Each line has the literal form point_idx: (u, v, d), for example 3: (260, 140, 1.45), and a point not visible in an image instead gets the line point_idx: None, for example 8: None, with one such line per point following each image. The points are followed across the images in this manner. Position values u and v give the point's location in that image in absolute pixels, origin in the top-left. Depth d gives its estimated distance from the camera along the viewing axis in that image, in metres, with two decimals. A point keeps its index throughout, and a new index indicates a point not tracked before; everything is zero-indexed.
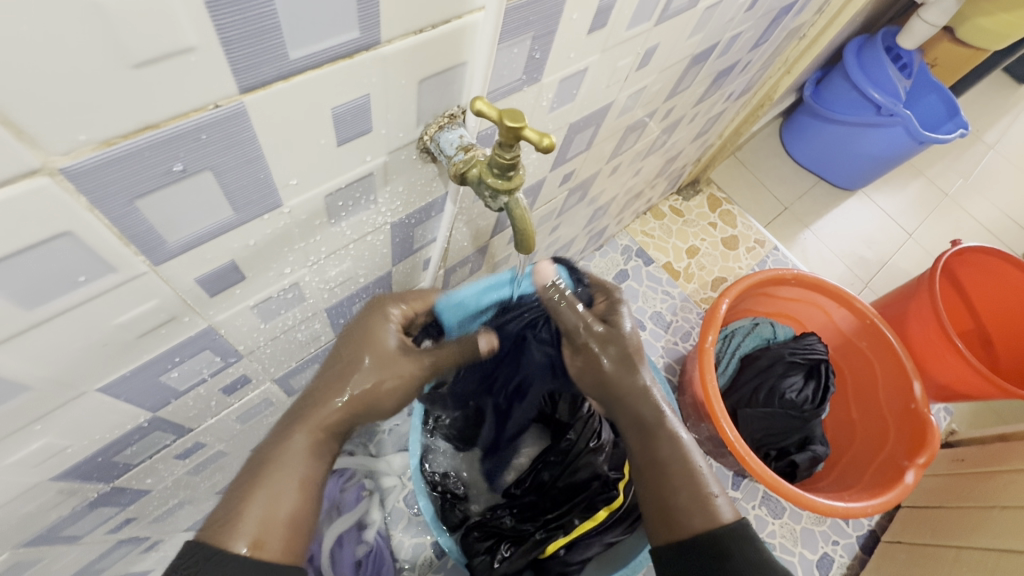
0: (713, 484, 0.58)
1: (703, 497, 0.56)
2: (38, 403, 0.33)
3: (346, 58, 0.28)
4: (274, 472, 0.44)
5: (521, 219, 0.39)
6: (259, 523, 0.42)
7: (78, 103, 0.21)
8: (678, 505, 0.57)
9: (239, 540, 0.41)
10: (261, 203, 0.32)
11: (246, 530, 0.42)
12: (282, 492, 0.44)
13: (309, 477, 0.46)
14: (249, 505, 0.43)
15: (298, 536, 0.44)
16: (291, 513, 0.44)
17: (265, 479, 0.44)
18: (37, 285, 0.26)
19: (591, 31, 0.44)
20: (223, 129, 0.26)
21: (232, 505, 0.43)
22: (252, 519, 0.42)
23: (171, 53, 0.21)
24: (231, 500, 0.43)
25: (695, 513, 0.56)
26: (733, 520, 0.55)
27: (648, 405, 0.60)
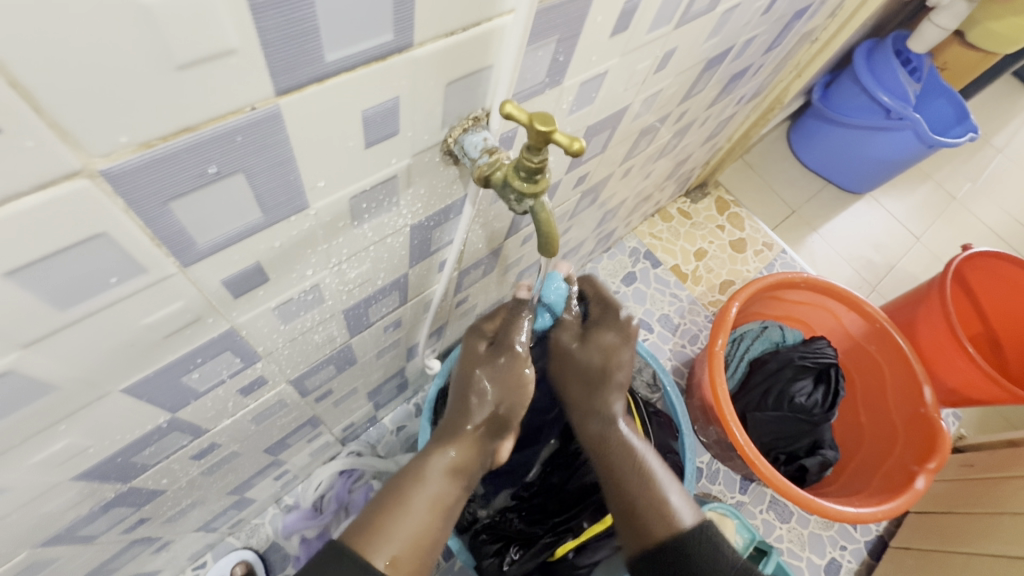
0: (669, 489, 0.62)
1: (662, 504, 0.60)
2: (63, 403, 0.33)
3: (379, 60, 0.28)
4: (413, 497, 0.53)
5: (546, 223, 0.39)
6: (402, 544, 0.50)
7: (120, 104, 0.21)
8: (640, 509, 0.61)
9: (381, 556, 0.48)
10: (289, 204, 0.32)
11: (389, 547, 0.49)
12: (418, 518, 0.52)
13: (438, 504, 0.54)
14: (391, 524, 0.50)
15: (423, 560, 0.52)
16: (423, 536, 0.52)
17: (406, 503, 0.52)
18: (69, 286, 0.26)
19: (613, 34, 0.44)
20: (257, 131, 0.26)
21: (372, 522, 0.50)
22: (394, 539, 0.50)
23: (212, 55, 0.21)
24: (376, 517, 0.51)
25: (655, 521, 0.59)
26: (694, 522, 0.59)
27: (599, 419, 0.67)
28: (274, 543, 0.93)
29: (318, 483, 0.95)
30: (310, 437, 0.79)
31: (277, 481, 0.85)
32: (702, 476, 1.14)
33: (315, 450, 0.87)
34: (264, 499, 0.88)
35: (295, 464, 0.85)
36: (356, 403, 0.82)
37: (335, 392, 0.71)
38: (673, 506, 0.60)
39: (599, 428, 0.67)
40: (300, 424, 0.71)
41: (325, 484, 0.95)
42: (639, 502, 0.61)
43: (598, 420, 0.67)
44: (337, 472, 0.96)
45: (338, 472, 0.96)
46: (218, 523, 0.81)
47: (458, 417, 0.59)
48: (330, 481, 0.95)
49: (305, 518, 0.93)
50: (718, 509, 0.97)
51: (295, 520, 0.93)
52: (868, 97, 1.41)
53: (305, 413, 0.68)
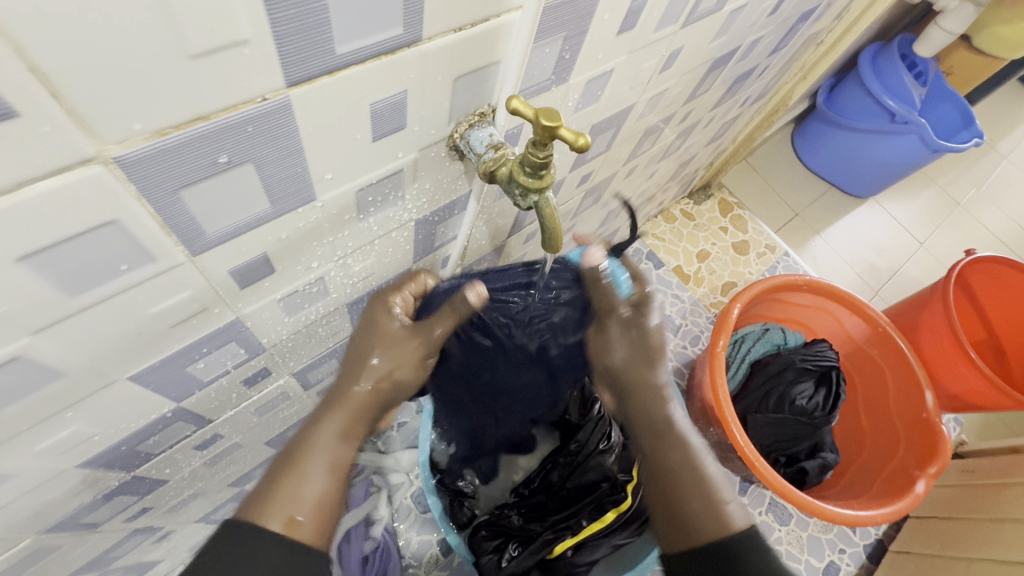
0: (723, 490, 0.54)
1: (712, 504, 0.53)
2: (70, 390, 0.34)
3: (388, 54, 0.28)
4: (311, 449, 0.43)
5: (551, 218, 0.39)
6: (302, 504, 0.40)
7: (133, 91, 0.21)
8: (688, 513, 0.53)
9: (276, 519, 0.39)
10: (297, 196, 0.32)
11: (281, 507, 0.39)
12: (320, 469, 0.42)
13: (345, 450, 0.44)
14: (286, 479, 0.41)
15: (334, 517, 0.42)
16: (327, 490, 0.42)
17: (305, 454, 0.42)
18: (80, 273, 0.27)
19: (620, 33, 0.44)
20: (267, 122, 0.26)
21: (266, 484, 0.41)
22: (287, 496, 0.40)
23: (225, 45, 0.22)
24: (267, 482, 0.41)
25: (703, 521, 0.52)
26: (745, 527, 0.52)
27: (661, 404, 0.59)
28: None
29: None
30: None
31: None
32: None
33: None
34: None
35: None
36: None
37: None
38: (726, 501, 0.53)
39: (663, 417, 0.59)
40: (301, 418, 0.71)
41: None
42: (689, 506, 0.53)
43: (656, 409, 0.59)
44: None
45: None
46: (218, 515, 0.82)
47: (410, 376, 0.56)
48: None
49: None
50: None
51: None
52: (873, 101, 1.41)
53: (307, 406, 0.69)
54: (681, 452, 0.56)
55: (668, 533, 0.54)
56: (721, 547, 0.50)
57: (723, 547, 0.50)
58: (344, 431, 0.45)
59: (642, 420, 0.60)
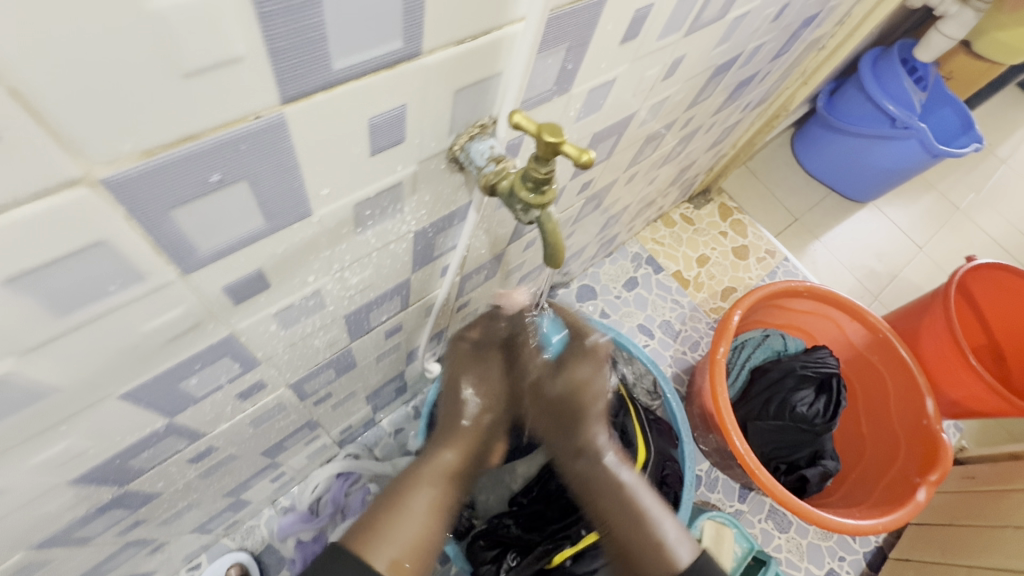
0: (663, 522, 0.59)
1: (657, 541, 0.57)
2: (59, 409, 0.33)
3: (388, 68, 0.27)
4: (412, 500, 0.53)
5: (553, 233, 0.39)
6: (401, 549, 0.50)
7: (121, 110, 0.20)
8: (634, 550, 0.58)
9: (381, 559, 0.49)
10: (293, 211, 0.31)
11: (387, 551, 0.49)
12: (417, 522, 0.52)
13: (438, 505, 0.54)
14: (390, 527, 0.51)
15: (426, 563, 0.52)
16: (424, 538, 0.52)
17: (408, 506, 0.53)
18: (68, 293, 0.26)
19: (623, 42, 0.43)
20: (262, 139, 0.25)
21: (375, 524, 0.51)
22: (395, 543, 0.50)
23: (219, 62, 0.21)
24: (376, 520, 0.51)
25: (648, 561, 0.56)
26: (692, 559, 0.55)
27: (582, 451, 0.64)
28: (270, 544, 0.92)
29: (316, 484, 0.94)
30: (308, 440, 0.78)
31: (274, 483, 0.84)
32: (702, 484, 1.13)
33: (313, 452, 0.86)
34: (261, 500, 0.87)
35: (292, 466, 0.84)
36: (355, 406, 0.81)
37: (335, 395, 0.70)
38: (666, 540, 0.57)
39: (584, 462, 0.64)
40: (298, 427, 0.70)
41: (322, 486, 0.94)
42: (632, 543, 0.58)
43: (580, 455, 0.64)
44: (335, 474, 0.95)
45: (335, 474, 0.95)
46: (213, 524, 0.81)
47: (452, 414, 0.60)
48: (328, 483, 0.95)
49: (302, 520, 0.92)
50: (716, 518, 0.97)
51: (291, 522, 0.92)
52: (873, 106, 1.41)
53: (304, 416, 0.68)
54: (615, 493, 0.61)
55: (625, 572, 0.59)
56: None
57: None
58: (439, 489, 0.55)
59: (575, 475, 0.65)
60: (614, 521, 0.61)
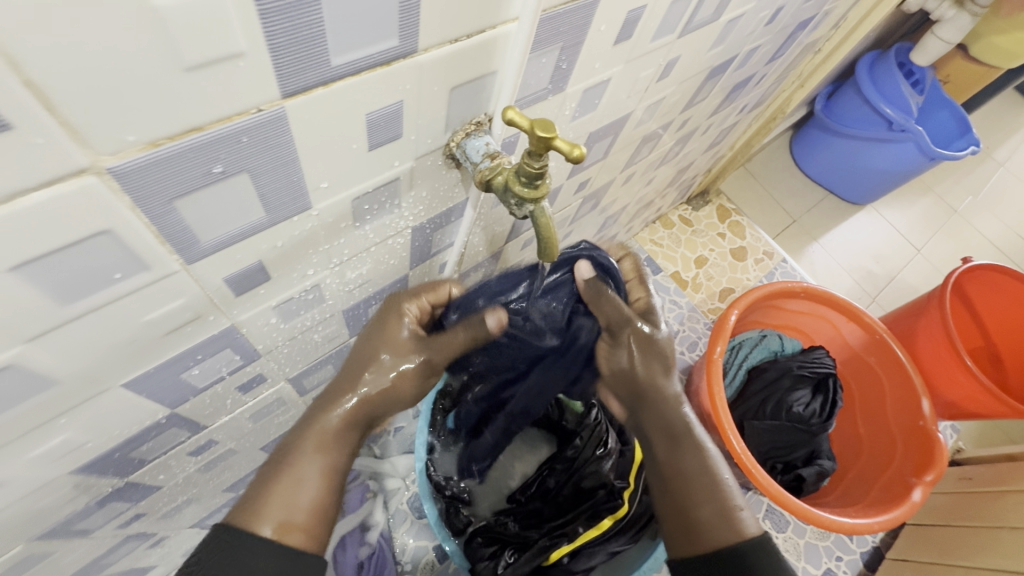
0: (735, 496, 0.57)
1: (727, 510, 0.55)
2: (64, 398, 0.34)
3: (383, 65, 0.28)
4: (298, 458, 0.44)
5: (546, 228, 0.40)
6: (288, 510, 0.42)
7: (128, 102, 0.21)
8: (699, 519, 0.55)
9: (265, 524, 0.42)
10: (292, 205, 0.32)
11: (271, 514, 0.42)
12: (301, 487, 0.43)
13: (331, 458, 0.45)
14: (271, 493, 0.43)
15: (321, 519, 0.44)
16: (314, 503, 0.44)
17: (289, 470, 0.44)
18: (73, 282, 0.27)
19: (616, 43, 0.44)
20: (263, 132, 0.26)
21: (258, 489, 0.43)
22: (279, 503, 0.42)
23: (220, 57, 0.22)
24: (258, 485, 0.43)
25: (714, 527, 0.54)
26: (756, 533, 0.54)
27: (678, 409, 0.61)
28: None
29: None
30: None
31: None
32: None
33: None
34: None
35: None
36: None
37: None
38: (735, 511, 0.55)
39: (679, 420, 0.60)
40: (297, 423, 0.71)
41: None
42: (700, 512, 0.56)
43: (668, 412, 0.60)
44: None
45: None
46: (213, 520, 0.81)
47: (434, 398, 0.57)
48: None
49: None
50: None
51: None
52: (871, 109, 1.42)
53: (303, 412, 0.68)
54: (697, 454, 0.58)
55: (677, 537, 0.57)
56: (731, 551, 0.52)
57: (733, 551, 0.52)
58: (331, 448, 0.45)
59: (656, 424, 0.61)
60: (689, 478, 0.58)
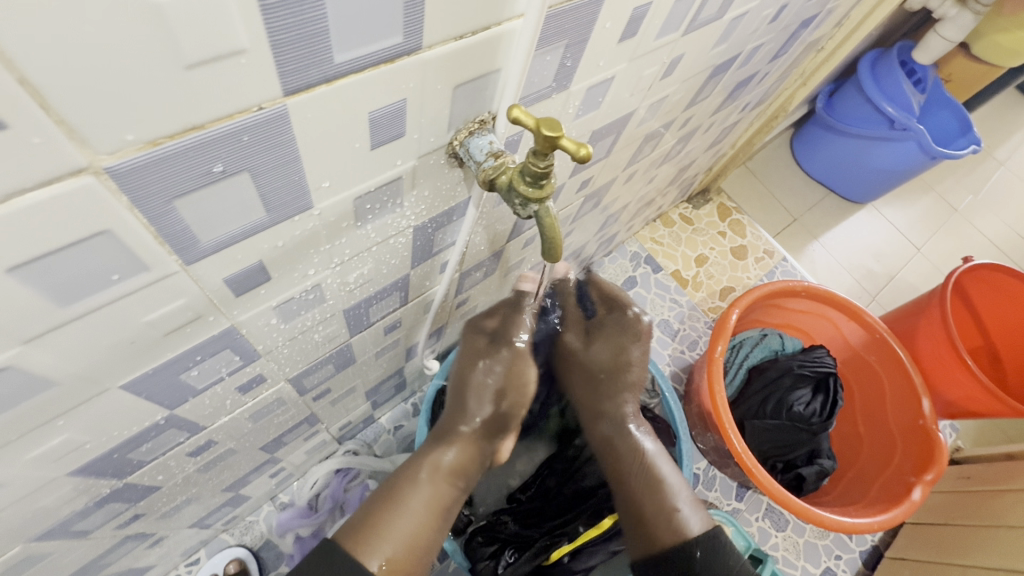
0: (678, 495, 0.63)
1: (671, 511, 0.61)
2: (62, 399, 0.33)
3: (387, 62, 0.27)
4: (410, 498, 0.54)
5: (551, 228, 0.39)
6: (396, 545, 0.50)
7: (126, 100, 0.20)
8: (650, 516, 0.62)
9: (376, 557, 0.49)
10: (293, 204, 0.32)
11: (382, 549, 0.49)
12: (410, 520, 0.52)
13: (435, 502, 0.55)
14: (386, 524, 0.51)
15: (417, 560, 0.52)
16: (415, 536, 0.52)
17: (402, 504, 0.53)
18: (71, 283, 0.26)
19: (621, 40, 0.44)
20: (264, 130, 0.26)
21: (370, 520, 0.51)
22: (389, 541, 0.50)
23: (221, 55, 0.21)
24: (373, 517, 0.52)
25: (661, 528, 0.61)
26: (700, 530, 0.60)
27: (609, 422, 0.70)
28: (268, 540, 0.93)
29: (314, 481, 0.94)
30: (307, 435, 0.78)
31: (272, 478, 0.85)
32: (699, 482, 1.14)
33: (312, 448, 0.86)
34: (259, 496, 0.88)
35: (291, 462, 0.84)
36: (354, 403, 0.82)
37: (334, 391, 0.70)
38: (680, 509, 0.62)
39: (620, 437, 0.67)
40: (297, 423, 0.71)
41: (321, 483, 0.94)
42: (646, 509, 0.63)
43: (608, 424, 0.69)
44: (333, 471, 0.95)
45: (334, 471, 0.95)
46: (212, 519, 0.81)
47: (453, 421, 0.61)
48: (326, 479, 0.95)
49: (302, 516, 0.92)
50: (713, 516, 0.96)
51: (291, 518, 0.91)
52: (872, 107, 1.41)
53: (303, 411, 0.68)
54: (639, 462, 0.65)
55: (636, 539, 0.62)
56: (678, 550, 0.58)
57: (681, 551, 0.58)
58: (432, 489, 0.56)
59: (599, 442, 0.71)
60: (631, 485, 0.65)
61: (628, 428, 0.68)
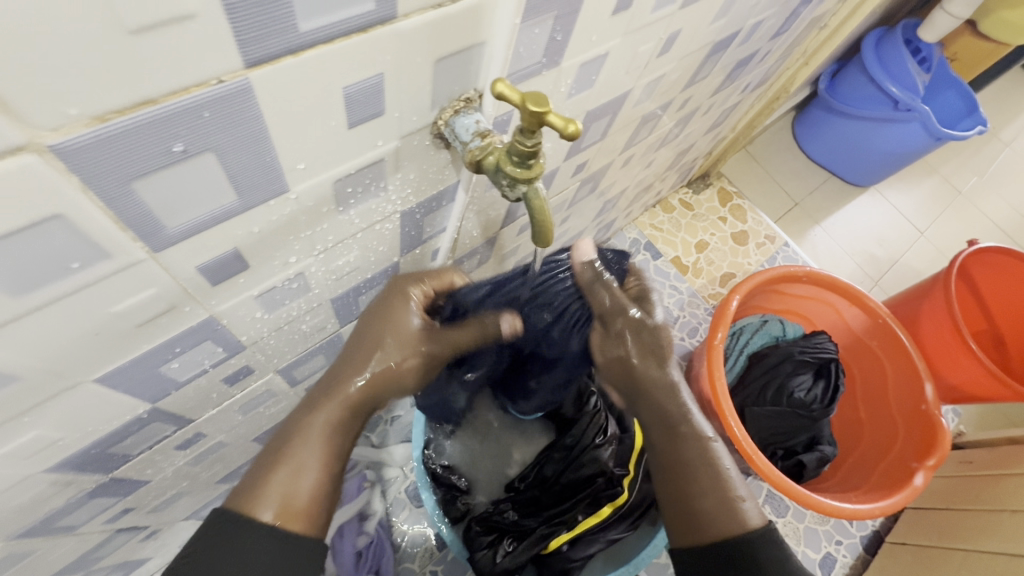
0: (735, 483, 0.55)
1: (726, 493, 0.54)
2: (29, 394, 0.32)
3: (361, 32, 0.26)
4: (299, 444, 0.42)
5: (540, 211, 0.37)
6: (289, 490, 0.41)
7: (61, 69, 0.19)
8: (702, 502, 0.53)
9: (267, 509, 0.40)
10: (266, 187, 0.30)
11: (276, 495, 0.40)
12: (301, 470, 0.41)
13: (335, 443, 0.44)
14: (274, 475, 0.41)
15: (322, 505, 0.42)
16: (312, 485, 0.42)
17: (288, 452, 0.42)
18: (26, 271, 0.24)
19: (614, 13, 0.42)
20: (226, 107, 0.24)
21: (256, 472, 0.41)
22: (278, 488, 0.41)
23: (170, 19, 0.20)
24: (256, 473, 0.41)
25: (721, 518, 0.52)
26: (760, 523, 0.52)
27: (676, 397, 0.58)
28: None
29: None
30: None
31: None
32: None
33: None
34: None
35: None
36: None
37: None
38: (734, 495, 0.53)
39: (677, 411, 0.58)
40: (290, 414, 0.70)
41: None
42: (704, 504, 0.53)
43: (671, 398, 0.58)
44: None
45: None
46: (208, 511, 0.80)
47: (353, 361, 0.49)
48: None
49: None
50: None
51: None
52: (876, 88, 1.38)
53: (294, 402, 0.67)
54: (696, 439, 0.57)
55: (680, 520, 0.54)
56: (742, 543, 0.50)
57: (739, 542, 0.50)
58: (328, 430, 0.44)
59: (653, 413, 0.59)
60: (687, 471, 0.55)
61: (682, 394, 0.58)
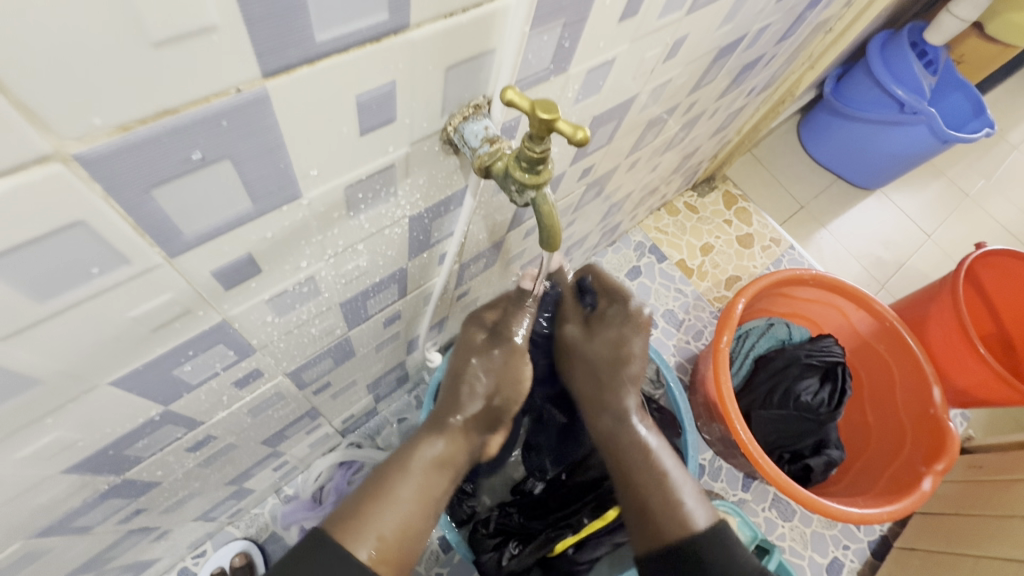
0: (683, 490, 0.57)
1: (674, 502, 0.56)
2: (48, 397, 0.32)
3: (373, 42, 0.26)
4: (399, 487, 0.50)
5: (549, 216, 0.38)
6: (384, 531, 0.47)
7: (86, 80, 0.19)
8: (653, 508, 0.56)
9: (364, 546, 0.45)
10: (280, 193, 0.31)
11: (373, 535, 0.46)
12: (395, 515, 0.48)
13: (426, 494, 0.51)
14: (372, 513, 0.47)
15: (405, 552, 0.48)
16: (404, 528, 0.48)
17: (390, 495, 0.49)
18: (49, 277, 0.25)
19: (621, 20, 0.42)
20: (243, 116, 0.25)
21: (356, 508, 0.48)
22: (374, 529, 0.47)
23: (192, 32, 0.20)
24: (360, 508, 0.48)
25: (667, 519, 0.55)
26: (707, 524, 0.55)
27: (620, 417, 0.62)
28: (274, 532, 0.93)
29: (318, 473, 0.94)
30: (309, 429, 0.78)
31: (276, 472, 0.84)
32: (704, 473, 1.13)
33: (315, 441, 0.86)
34: (264, 489, 0.88)
35: (294, 455, 0.84)
36: (356, 396, 0.81)
37: (335, 384, 0.70)
38: (686, 505, 0.56)
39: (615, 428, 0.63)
40: (298, 417, 0.70)
41: (325, 475, 0.94)
42: (651, 501, 0.56)
43: (616, 416, 0.62)
44: (337, 463, 0.95)
45: (338, 463, 0.95)
46: (216, 513, 0.81)
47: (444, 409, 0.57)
48: (330, 472, 0.94)
49: (304, 509, 0.92)
50: (719, 507, 0.95)
51: (294, 510, 0.92)
52: (882, 91, 1.38)
53: (303, 405, 0.67)
54: (645, 459, 0.59)
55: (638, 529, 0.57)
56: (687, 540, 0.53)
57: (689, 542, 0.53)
58: (423, 479, 0.51)
59: (602, 435, 0.63)
60: (634, 481, 0.59)
61: (631, 422, 0.61)
